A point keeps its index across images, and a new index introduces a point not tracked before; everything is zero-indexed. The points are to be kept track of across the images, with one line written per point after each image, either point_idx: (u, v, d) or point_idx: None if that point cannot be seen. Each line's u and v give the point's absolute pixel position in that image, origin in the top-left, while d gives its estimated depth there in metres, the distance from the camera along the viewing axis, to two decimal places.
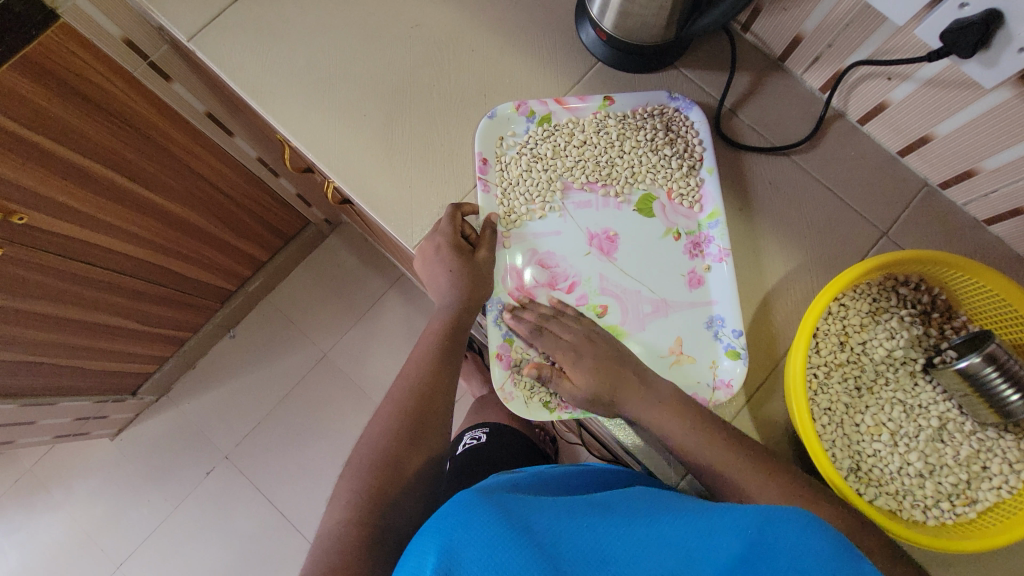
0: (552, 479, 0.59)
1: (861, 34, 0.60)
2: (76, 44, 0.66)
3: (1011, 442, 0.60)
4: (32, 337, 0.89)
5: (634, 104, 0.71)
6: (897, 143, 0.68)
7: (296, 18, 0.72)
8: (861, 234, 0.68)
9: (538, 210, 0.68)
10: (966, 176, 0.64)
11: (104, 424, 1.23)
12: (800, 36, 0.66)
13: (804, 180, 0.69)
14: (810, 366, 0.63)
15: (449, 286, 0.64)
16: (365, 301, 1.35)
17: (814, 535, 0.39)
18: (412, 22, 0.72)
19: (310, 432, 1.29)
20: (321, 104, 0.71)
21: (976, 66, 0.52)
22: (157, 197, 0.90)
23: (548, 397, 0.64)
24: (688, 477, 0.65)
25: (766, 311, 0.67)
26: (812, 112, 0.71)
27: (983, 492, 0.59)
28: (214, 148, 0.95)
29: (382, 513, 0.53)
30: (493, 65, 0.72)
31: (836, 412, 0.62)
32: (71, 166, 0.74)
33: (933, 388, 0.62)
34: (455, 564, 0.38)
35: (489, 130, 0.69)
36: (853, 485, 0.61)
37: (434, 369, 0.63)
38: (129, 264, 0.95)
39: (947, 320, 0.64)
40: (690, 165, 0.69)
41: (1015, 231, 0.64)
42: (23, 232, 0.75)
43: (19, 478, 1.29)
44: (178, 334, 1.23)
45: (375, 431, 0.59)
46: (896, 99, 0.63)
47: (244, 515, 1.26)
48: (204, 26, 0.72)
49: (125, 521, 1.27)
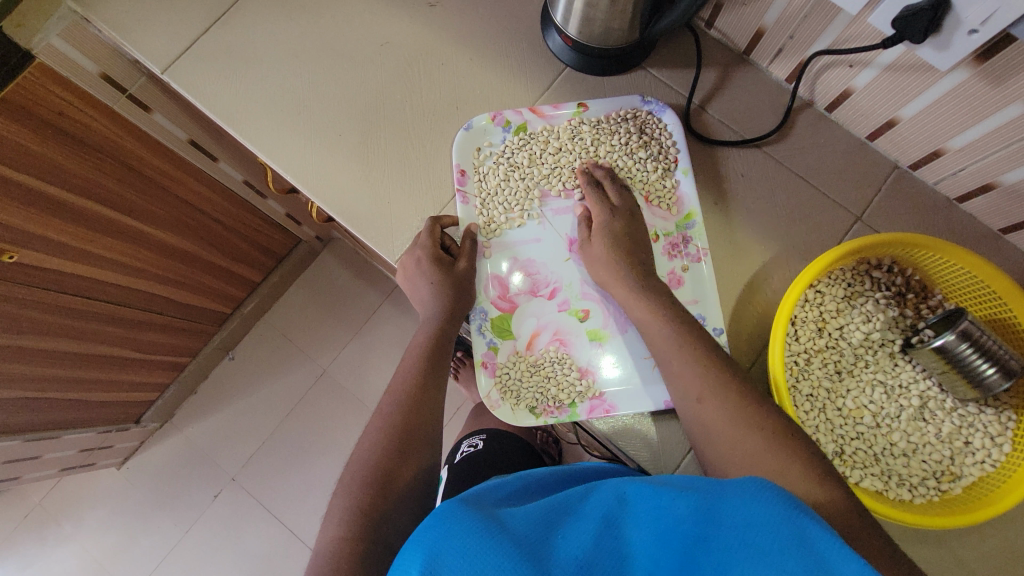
0: (543, 481, 0.60)
1: (819, 24, 0.61)
2: (54, 83, 0.67)
3: (991, 416, 0.61)
4: (32, 373, 0.90)
5: (608, 109, 0.72)
6: (865, 128, 0.69)
7: (269, 43, 0.73)
8: (836, 220, 0.69)
9: (517, 218, 0.69)
10: (934, 156, 0.65)
11: (110, 454, 1.24)
12: (762, 29, 0.67)
13: (775, 169, 0.70)
14: (790, 353, 0.64)
15: (432, 298, 0.65)
16: (360, 314, 1.36)
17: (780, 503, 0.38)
18: (381, 40, 0.74)
19: (315, 448, 1.30)
20: (298, 127, 0.72)
21: (931, 51, 0.53)
22: (146, 227, 0.91)
23: (533, 402, 0.66)
24: (690, 455, 0.65)
25: (746, 301, 0.68)
26: (780, 102, 0.72)
27: (967, 467, 0.61)
28: (197, 174, 0.95)
29: (376, 528, 0.54)
30: (463, 77, 0.73)
31: (819, 398, 0.63)
32: (58, 202, 0.75)
33: (913, 366, 0.63)
34: (439, 566, 0.38)
35: (466, 142, 0.71)
36: (839, 469, 0.62)
37: (422, 383, 0.64)
38: (123, 294, 0.96)
39: (923, 299, 0.65)
40: (665, 167, 0.70)
41: (988, 208, 0.65)
42: (15, 270, 0.76)
43: (29, 513, 1.30)
44: (176, 360, 1.25)
45: (367, 445, 0.60)
46: (859, 86, 0.64)
47: (255, 535, 1.27)
48: (177, 58, 0.73)
49: (138, 548, 1.28)
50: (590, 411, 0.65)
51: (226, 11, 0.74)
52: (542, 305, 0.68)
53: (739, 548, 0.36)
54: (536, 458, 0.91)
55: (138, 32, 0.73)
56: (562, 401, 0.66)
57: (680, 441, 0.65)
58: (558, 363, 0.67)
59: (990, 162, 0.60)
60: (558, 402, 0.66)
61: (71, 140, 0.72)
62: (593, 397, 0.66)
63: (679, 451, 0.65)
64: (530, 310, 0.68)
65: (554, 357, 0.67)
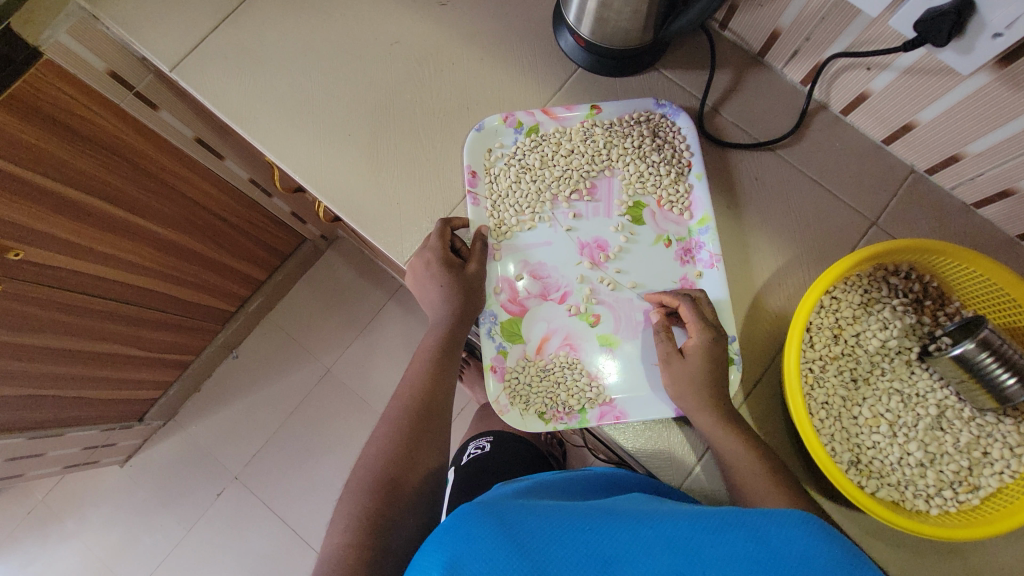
0: (554, 486, 0.59)
1: (837, 26, 0.60)
2: (62, 80, 0.67)
3: (1010, 427, 0.60)
4: (36, 371, 0.90)
5: (621, 112, 0.71)
6: (881, 131, 0.68)
7: (278, 41, 0.73)
8: (851, 225, 0.68)
9: (528, 221, 0.69)
10: (951, 161, 0.64)
11: (114, 451, 1.24)
12: (778, 31, 0.66)
13: (789, 173, 0.69)
14: (805, 360, 0.63)
15: (440, 301, 0.65)
16: (365, 314, 1.35)
17: (823, 542, 0.38)
18: (391, 39, 0.73)
19: (318, 448, 1.29)
20: (306, 126, 0.72)
21: (953, 54, 0.52)
22: (152, 225, 0.90)
23: (543, 408, 0.65)
24: (707, 456, 0.64)
25: (759, 307, 0.67)
26: (794, 104, 0.71)
27: (986, 478, 0.60)
28: (203, 172, 0.94)
29: (383, 534, 0.53)
30: (474, 77, 0.72)
31: (834, 406, 0.63)
32: (65, 201, 0.74)
33: (930, 375, 0.63)
34: (460, 568, 0.38)
35: (477, 143, 0.70)
36: (854, 478, 0.61)
37: (430, 387, 0.63)
38: (127, 292, 0.95)
39: (941, 306, 0.64)
40: (678, 171, 0.69)
41: (1006, 214, 0.64)
42: (20, 267, 0.75)
43: (32, 510, 1.30)
44: (180, 358, 1.24)
45: (375, 450, 0.60)
46: (876, 89, 0.63)
47: (257, 534, 1.26)
48: (185, 56, 0.72)
49: (140, 546, 1.27)
50: (601, 417, 0.65)
51: (235, 9, 0.73)
52: (552, 309, 0.67)
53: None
54: (543, 462, 0.90)
55: (146, 29, 0.73)
56: (571, 406, 0.65)
57: (694, 440, 0.65)
58: (568, 368, 0.66)
59: (1009, 168, 0.59)
60: (568, 407, 0.65)
61: (78, 138, 0.72)
62: (604, 403, 0.65)
63: (693, 456, 0.64)
64: (540, 314, 0.67)
65: (564, 362, 0.66)
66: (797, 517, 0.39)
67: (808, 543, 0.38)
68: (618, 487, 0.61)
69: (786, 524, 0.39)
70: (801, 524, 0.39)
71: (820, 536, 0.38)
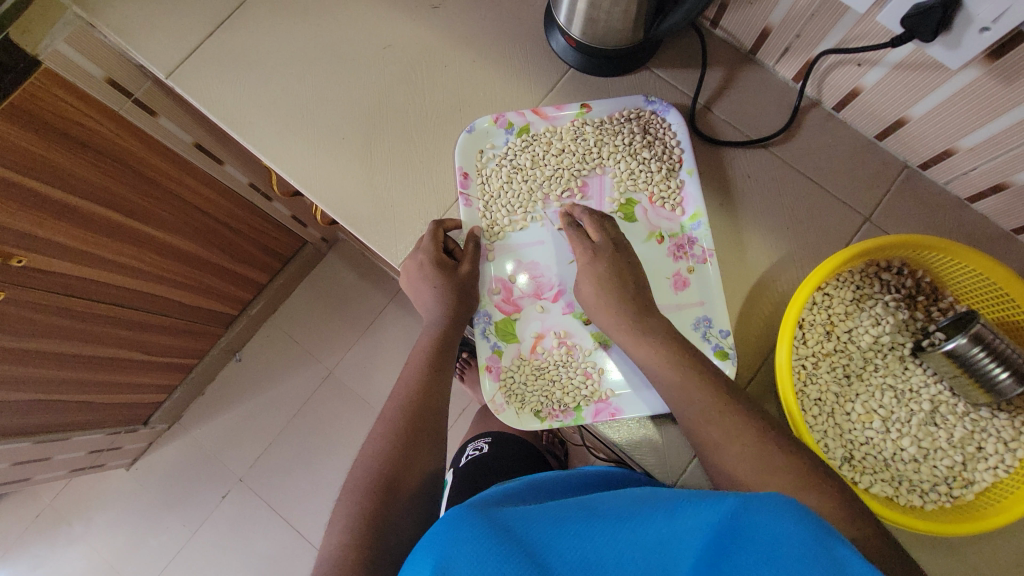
0: (548, 485, 0.59)
1: (826, 23, 0.60)
2: (61, 89, 0.67)
3: (1004, 421, 0.60)
4: (41, 376, 0.91)
5: (611, 110, 0.71)
6: (873, 128, 0.68)
7: (272, 46, 0.73)
8: (845, 221, 0.68)
9: (520, 221, 0.69)
10: (945, 156, 0.63)
11: (119, 454, 1.25)
12: (768, 28, 0.66)
13: (782, 171, 0.69)
14: (797, 357, 0.64)
15: (434, 301, 0.65)
16: (366, 316, 1.36)
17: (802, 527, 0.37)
18: (384, 43, 0.73)
19: (321, 449, 1.30)
20: (300, 131, 0.72)
21: (941, 49, 0.52)
22: (152, 230, 0.91)
23: (538, 406, 0.66)
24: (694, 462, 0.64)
25: (752, 305, 0.67)
26: (787, 101, 0.71)
27: (980, 473, 0.60)
28: (203, 178, 0.95)
29: (381, 535, 0.54)
30: (466, 80, 0.73)
31: (827, 402, 0.63)
32: (66, 207, 0.75)
33: (924, 370, 0.63)
34: (451, 565, 0.39)
35: (468, 144, 0.70)
36: (848, 474, 0.61)
37: (426, 388, 0.64)
38: (130, 297, 0.96)
39: (934, 302, 0.64)
40: (669, 167, 0.69)
41: (1000, 208, 0.64)
42: (23, 274, 0.76)
43: (39, 514, 1.31)
44: (183, 362, 1.25)
45: (372, 450, 0.60)
46: (868, 84, 0.63)
47: (262, 535, 1.27)
48: (181, 63, 0.73)
49: (146, 548, 1.29)
50: (596, 415, 0.65)
51: (230, 14, 0.74)
52: (546, 309, 0.68)
53: (761, 569, 0.35)
54: (542, 462, 0.90)
55: (143, 38, 0.74)
56: (567, 404, 0.66)
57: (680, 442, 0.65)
58: (563, 366, 0.67)
59: (1002, 162, 0.59)
60: (563, 405, 0.65)
61: (80, 145, 0.72)
62: (598, 400, 0.65)
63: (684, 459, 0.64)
64: (534, 314, 0.67)
65: (559, 361, 0.67)
66: (776, 502, 0.39)
67: (785, 525, 0.37)
68: (612, 484, 0.61)
69: (764, 512, 0.39)
70: (776, 506, 0.39)
71: (798, 518, 0.38)
